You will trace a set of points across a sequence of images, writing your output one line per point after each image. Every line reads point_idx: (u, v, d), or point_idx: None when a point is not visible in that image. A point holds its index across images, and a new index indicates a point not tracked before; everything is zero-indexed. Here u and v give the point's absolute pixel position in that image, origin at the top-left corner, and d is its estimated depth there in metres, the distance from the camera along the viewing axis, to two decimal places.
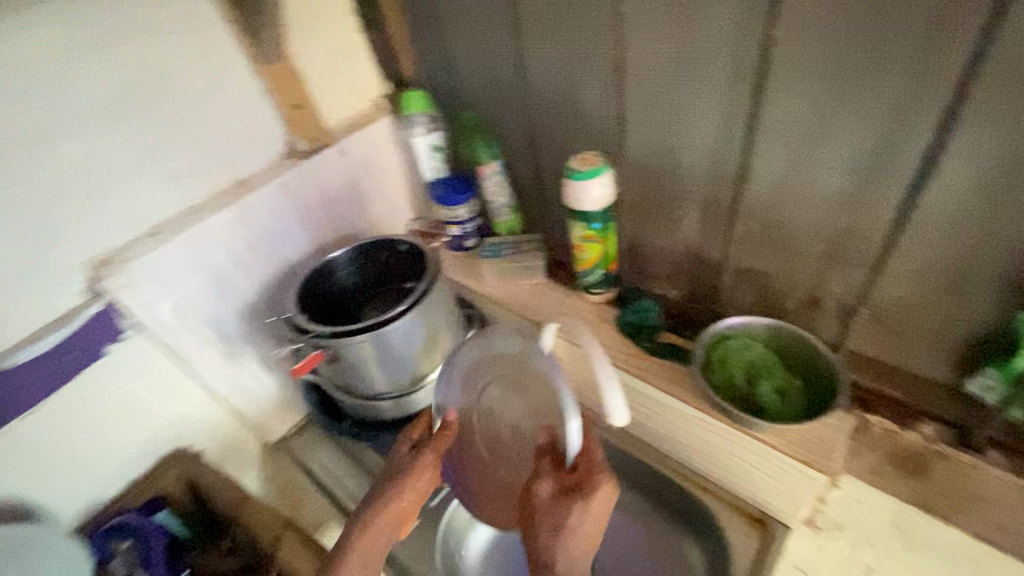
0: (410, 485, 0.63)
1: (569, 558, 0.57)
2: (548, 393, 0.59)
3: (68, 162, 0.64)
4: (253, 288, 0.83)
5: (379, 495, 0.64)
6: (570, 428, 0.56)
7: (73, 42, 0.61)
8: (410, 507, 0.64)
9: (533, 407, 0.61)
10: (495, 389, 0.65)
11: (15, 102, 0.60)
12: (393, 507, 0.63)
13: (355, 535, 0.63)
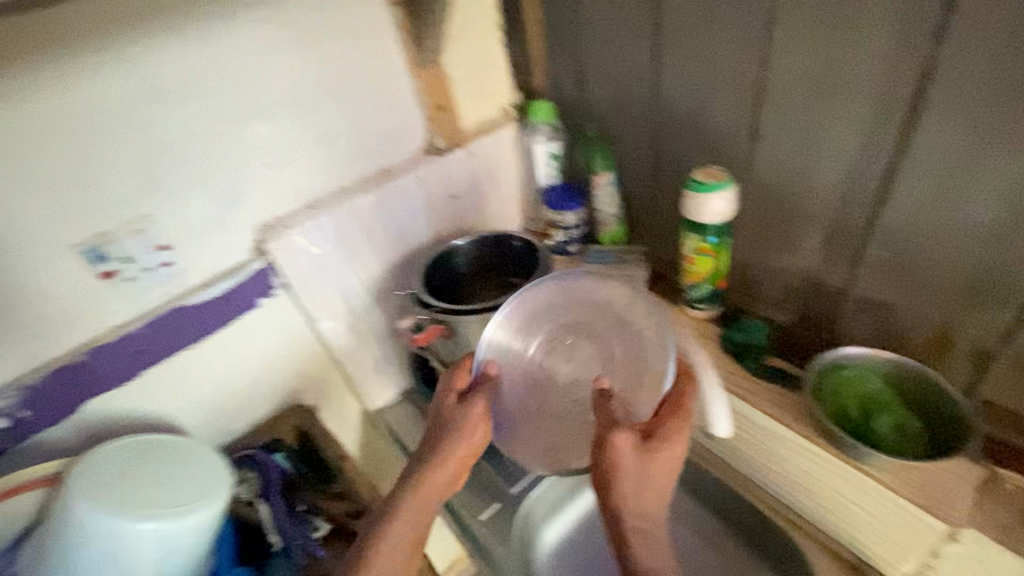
0: (466, 438, 0.66)
1: (645, 502, 0.61)
2: (633, 335, 0.69)
3: (260, 138, 0.76)
4: (380, 267, 0.92)
5: (435, 447, 0.66)
6: (667, 368, 0.65)
7: (283, 39, 0.74)
8: (464, 460, 0.67)
9: (604, 356, 0.71)
10: (559, 341, 0.72)
11: (233, 84, 0.72)
12: (449, 459, 0.66)
13: (412, 483, 0.65)
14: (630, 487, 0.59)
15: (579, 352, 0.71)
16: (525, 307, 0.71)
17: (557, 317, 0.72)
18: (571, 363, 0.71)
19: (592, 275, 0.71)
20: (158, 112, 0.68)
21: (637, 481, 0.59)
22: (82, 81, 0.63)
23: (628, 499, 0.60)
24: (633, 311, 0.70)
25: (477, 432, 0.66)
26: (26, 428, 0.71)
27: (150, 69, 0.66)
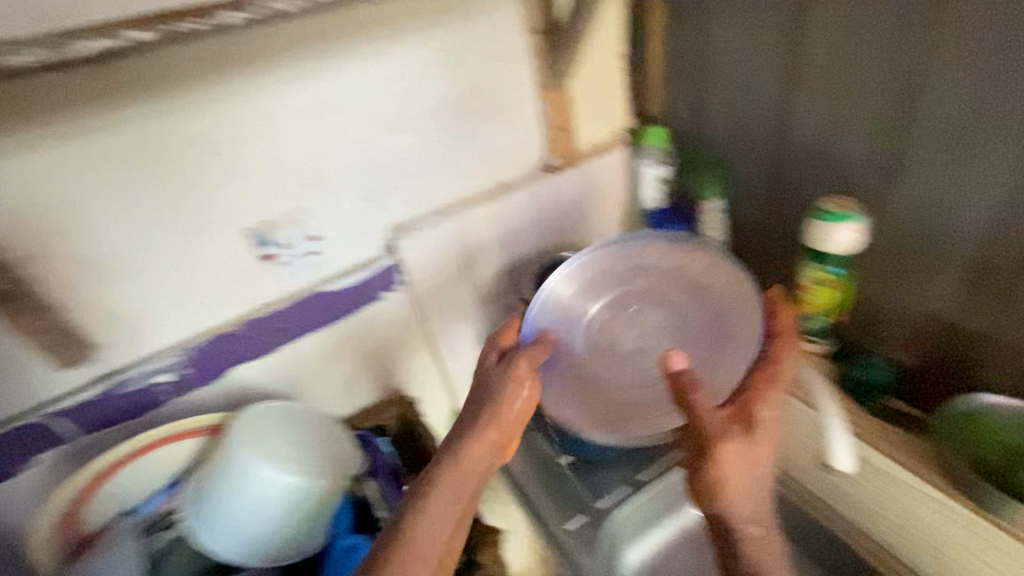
0: (513, 401, 0.68)
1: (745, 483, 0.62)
2: (701, 300, 0.77)
3: (404, 148, 0.83)
4: (489, 273, 0.98)
5: (479, 414, 0.68)
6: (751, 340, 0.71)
7: (438, 61, 0.80)
8: (512, 424, 0.69)
9: (675, 322, 0.76)
10: (626, 301, 0.77)
11: (391, 99, 0.79)
12: (495, 423, 0.68)
13: (457, 450, 0.67)
14: (741, 487, 0.61)
15: (643, 321, 0.77)
16: (594, 268, 0.79)
17: (622, 280, 0.79)
18: (636, 331, 0.76)
19: (665, 242, 0.80)
20: (328, 121, 0.76)
21: (743, 473, 0.61)
22: (272, 92, 0.71)
23: (740, 504, 0.62)
24: (704, 275, 0.77)
25: (519, 396, 0.68)
26: (189, 384, 0.81)
27: (325, 83, 0.74)
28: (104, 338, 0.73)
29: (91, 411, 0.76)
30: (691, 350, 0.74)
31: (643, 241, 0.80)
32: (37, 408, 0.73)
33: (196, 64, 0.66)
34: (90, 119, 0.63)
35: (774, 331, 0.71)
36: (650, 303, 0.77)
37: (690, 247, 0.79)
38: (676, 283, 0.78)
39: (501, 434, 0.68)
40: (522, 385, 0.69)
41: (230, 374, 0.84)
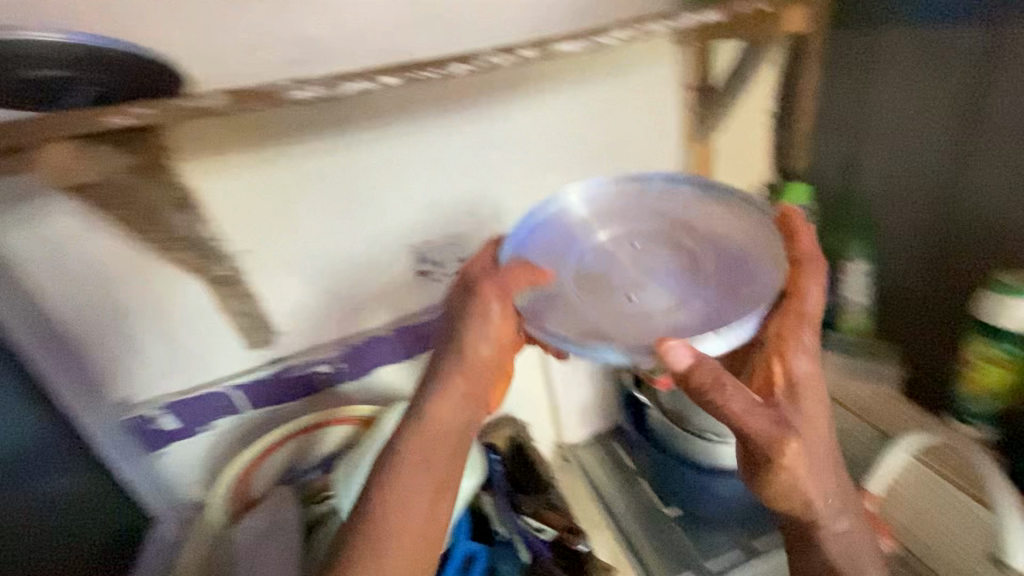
0: (485, 337, 0.63)
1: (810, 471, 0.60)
2: (718, 243, 0.67)
3: (550, 185, 0.90)
4: None
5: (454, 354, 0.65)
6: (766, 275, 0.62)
7: (593, 108, 0.86)
8: (489, 364, 0.65)
9: (690, 262, 0.66)
10: (633, 235, 0.69)
11: (547, 141, 0.86)
12: (474, 365, 0.65)
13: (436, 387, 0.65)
14: (806, 466, 0.58)
15: (649, 262, 0.66)
16: (605, 196, 0.72)
17: (632, 213, 0.71)
18: (642, 271, 0.65)
19: (685, 181, 0.72)
20: (491, 157, 0.85)
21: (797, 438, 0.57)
22: (450, 132, 0.81)
23: (809, 488, 0.59)
24: (721, 216, 0.69)
25: (482, 345, 0.64)
26: (341, 377, 0.91)
27: (495, 125, 0.83)
28: (282, 328, 0.85)
29: (263, 388, 0.87)
30: (705, 296, 0.63)
31: (656, 182, 0.72)
32: (222, 378, 0.85)
33: (395, 106, 0.77)
34: (305, 142, 0.75)
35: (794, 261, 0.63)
36: (659, 246, 0.68)
37: (716, 193, 0.70)
38: (691, 226, 0.69)
39: (468, 390, 0.66)
40: (484, 329, 0.63)
41: (375, 373, 0.93)
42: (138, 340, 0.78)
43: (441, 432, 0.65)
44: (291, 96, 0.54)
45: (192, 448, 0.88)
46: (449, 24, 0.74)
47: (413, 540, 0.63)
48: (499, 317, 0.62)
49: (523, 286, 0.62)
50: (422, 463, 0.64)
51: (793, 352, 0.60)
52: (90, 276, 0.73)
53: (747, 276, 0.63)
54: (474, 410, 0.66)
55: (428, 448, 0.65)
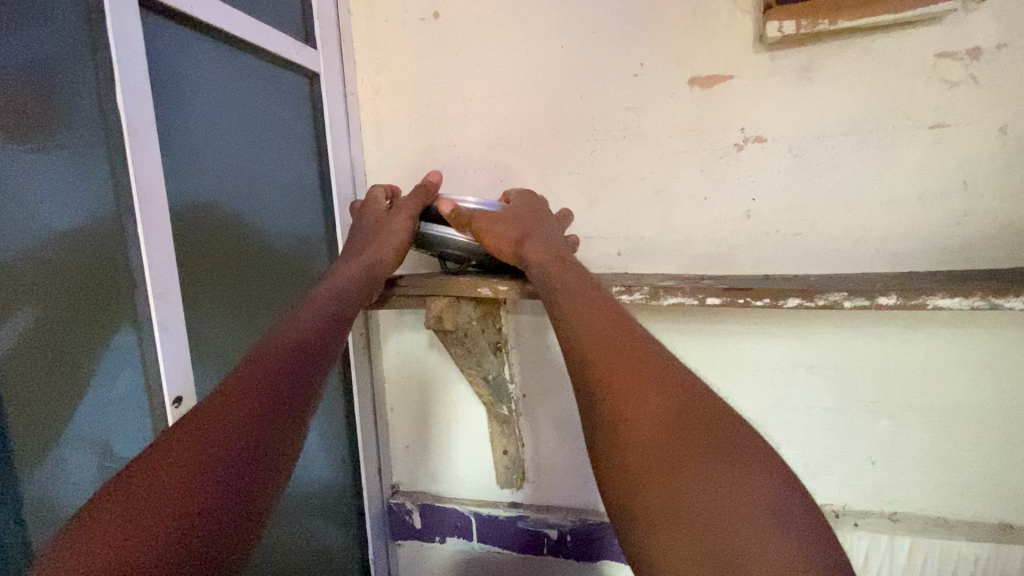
0: (393, 218, 0.68)
1: (638, 392, 0.41)
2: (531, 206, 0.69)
3: (873, 433, 0.73)
4: None
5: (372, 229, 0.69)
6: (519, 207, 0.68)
7: (960, 362, 0.68)
8: (394, 240, 0.67)
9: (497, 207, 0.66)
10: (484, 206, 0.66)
11: (882, 385, 0.71)
12: (381, 233, 0.67)
13: (356, 253, 0.66)
14: (633, 399, 0.41)
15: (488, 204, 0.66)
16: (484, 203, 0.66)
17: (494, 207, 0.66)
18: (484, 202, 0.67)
19: (522, 204, 0.69)
20: (797, 378, 0.74)
21: (511, 223, 0.65)
22: (760, 346, 0.74)
23: (684, 425, 0.39)
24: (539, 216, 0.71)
25: (376, 246, 0.66)
26: (566, 552, 0.87)
27: (820, 353, 0.72)
28: (528, 476, 0.89)
29: (494, 525, 0.90)
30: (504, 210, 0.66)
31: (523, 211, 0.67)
32: (468, 502, 0.92)
33: (709, 312, 0.75)
34: None
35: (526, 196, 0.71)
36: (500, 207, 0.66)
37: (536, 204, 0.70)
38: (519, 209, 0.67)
39: (329, 308, 0.58)
40: (397, 236, 0.66)
41: (600, 563, 0.86)
42: (423, 439, 0.93)
43: (293, 340, 0.51)
44: (622, 298, 0.62)
45: (424, 550, 0.96)
46: (788, 243, 0.73)
47: (194, 474, 0.36)
48: (394, 211, 0.69)
49: (416, 194, 0.71)
50: (252, 369, 0.46)
51: (518, 222, 0.65)
52: (418, 380, 0.91)
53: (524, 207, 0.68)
54: (337, 341, 0.56)
55: (274, 357, 0.48)
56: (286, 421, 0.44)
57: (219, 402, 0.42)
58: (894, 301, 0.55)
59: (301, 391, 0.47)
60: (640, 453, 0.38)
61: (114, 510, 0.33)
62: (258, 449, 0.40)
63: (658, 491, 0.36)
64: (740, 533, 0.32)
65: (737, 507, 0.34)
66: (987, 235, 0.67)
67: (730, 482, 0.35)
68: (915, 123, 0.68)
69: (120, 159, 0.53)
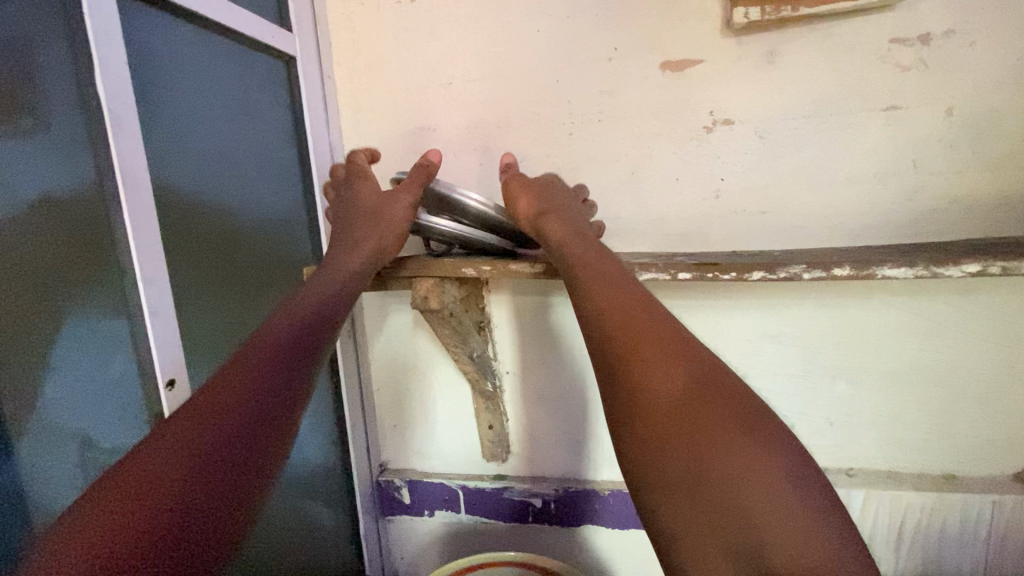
0: (393, 201, 0.69)
1: (658, 368, 0.45)
2: (549, 188, 0.71)
3: (831, 396, 0.78)
4: (892, 568, 0.79)
5: (372, 212, 0.70)
6: (546, 193, 0.69)
7: (910, 328, 0.74)
8: (393, 225, 0.68)
9: (526, 188, 0.70)
10: (512, 185, 0.71)
11: (839, 352, 0.77)
12: (381, 218, 0.69)
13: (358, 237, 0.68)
14: (660, 376, 0.45)
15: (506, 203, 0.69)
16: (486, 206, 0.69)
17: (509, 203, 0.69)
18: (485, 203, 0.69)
19: (546, 188, 0.70)
20: (763, 347, 0.79)
21: (538, 193, 0.69)
22: (729, 318, 0.79)
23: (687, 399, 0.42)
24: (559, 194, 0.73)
25: (375, 233, 0.68)
26: (549, 518, 0.92)
27: (784, 323, 0.77)
28: (513, 449, 0.93)
29: (480, 498, 0.94)
30: (526, 189, 0.70)
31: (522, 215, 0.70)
32: (455, 477, 0.95)
33: (684, 287, 0.79)
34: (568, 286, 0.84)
35: (554, 182, 0.72)
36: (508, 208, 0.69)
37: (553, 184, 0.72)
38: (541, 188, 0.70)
39: (330, 297, 0.60)
40: (397, 225, 0.68)
41: (582, 528, 0.91)
42: (412, 420, 0.96)
43: (290, 324, 0.53)
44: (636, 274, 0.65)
45: (413, 526, 1.00)
46: (755, 221, 0.78)
47: (198, 451, 0.39)
48: (393, 193, 0.70)
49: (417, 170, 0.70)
50: (253, 353, 0.48)
51: (550, 204, 0.68)
52: (405, 360, 0.93)
53: (543, 183, 0.71)
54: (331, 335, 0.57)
55: (275, 341, 0.51)
56: (282, 406, 0.46)
57: (221, 383, 0.45)
58: (847, 272, 0.60)
59: (298, 376, 0.49)
60: (653, 428, 0.42)
61: (121, 484, 0.36)
62: (258, 430, 0.43)
63: (666, 464, 0.41)
64: (738, 499, 0.36)
65: (734, 477, 0.37)
66: (934, 210, 0.72)
67: (728, 453, 0.38)
68: (871, 106, 0.72)
69: (100, 140, 0.53)
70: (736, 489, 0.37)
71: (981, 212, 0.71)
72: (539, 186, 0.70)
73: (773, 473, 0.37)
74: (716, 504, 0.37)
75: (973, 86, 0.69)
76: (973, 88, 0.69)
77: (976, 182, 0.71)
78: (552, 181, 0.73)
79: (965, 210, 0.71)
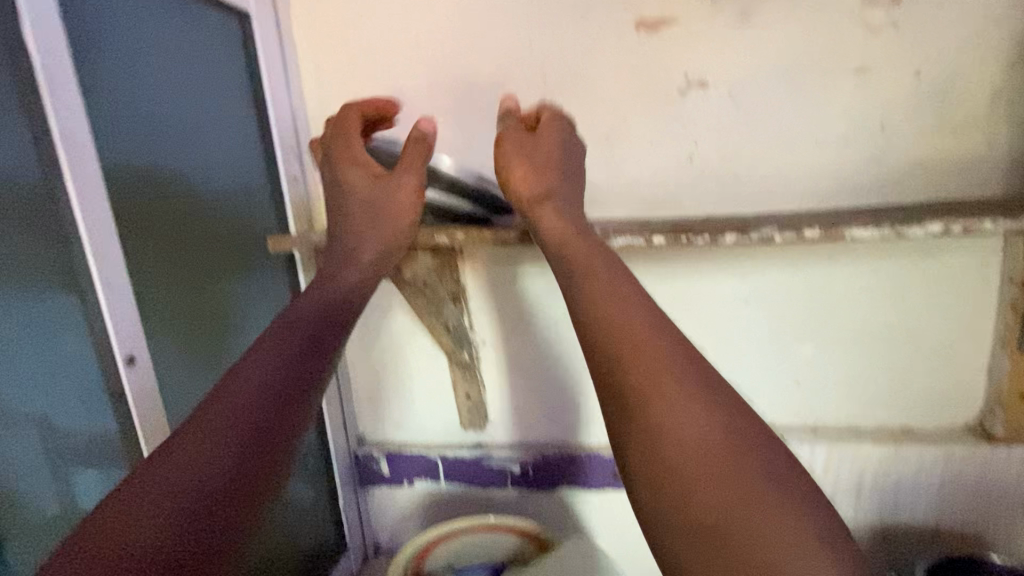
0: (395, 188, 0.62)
1: (654, 355, 0.44)
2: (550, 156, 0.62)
3: (798, 357, 0.81)
4: (851, 517, 0.84)
5: (371, 200, 0.62)
6: (544, 166, 0.61)
7: (874, 289, 0.76)
8: (399, 216, 0.62)
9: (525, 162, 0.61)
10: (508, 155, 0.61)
11: (807, 314, 0.79)
12: (384, 207, 0.62)
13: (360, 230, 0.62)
14: (644, 359, 0.44)
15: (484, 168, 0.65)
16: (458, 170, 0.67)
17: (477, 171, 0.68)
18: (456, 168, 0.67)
19: (548, 159, 0.61)
20: (734, 311, 0.80)
21: (534, 166, 0.60)
22: (702, 283, 0.80)
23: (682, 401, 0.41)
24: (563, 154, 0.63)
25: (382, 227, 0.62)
26: (528, 482, 0.93)
27: (755, 287, 0.79)
28: (491, 419, 0.93)
29: (460, 467, 0.94)
30: (525, 165, 0.61)
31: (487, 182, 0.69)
32: (434, 447, 0.96)
33: (658, 254, 0.80)
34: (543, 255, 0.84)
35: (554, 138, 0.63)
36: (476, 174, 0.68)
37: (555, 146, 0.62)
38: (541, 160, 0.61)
39: (330, 303, 0.56)
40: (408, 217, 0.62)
41: (560, 492, 0.93)
42: (388, 393, 0.95)
43: (287, 339, 0.50)
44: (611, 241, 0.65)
45: (393, 496, 1.00)
46: (728, 186, 0.78)
47: (179, 497, 0.38)
48: (394, 179, 0.62)
49: (414, 148, 0.62)
50: (246, 378, 0.46)
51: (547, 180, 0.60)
52: (379, 333, 0.92)
53: (543, 153, 0.62)
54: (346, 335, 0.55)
55: (270, 362, 0.48)
56: (275, 437, 0.44)
57: (212, 415, 0.43)
58: (817, 233, 0.60)
59: (294, 400, 0.47)
60: (665, 437, 0.40)
61: (100, 535, 0.35)
62: (245, 469, 0.41)
63: (673, 477, 0.39)
64: (744, 529, 0.35)
65: (744, 507, 0.36)
66: (900, 174, 0.74)
67: (741, 481, 0.37)
68: (843, 68, 0.72)
69: (33, 98, 0.49)
70: (743, 516, 0.36)
71: (943, 175, 0.73)
72: (536, 154, 0.61)
73: (784, 508, 0.36)
74: (720, 533, 0.36)
75: (942, 48, 0.69)
76: (941, 50, 0.69)
77: (940, 145, 0.72)
78: (548, 135, 0.63)
79: (929, 173, 0.73)
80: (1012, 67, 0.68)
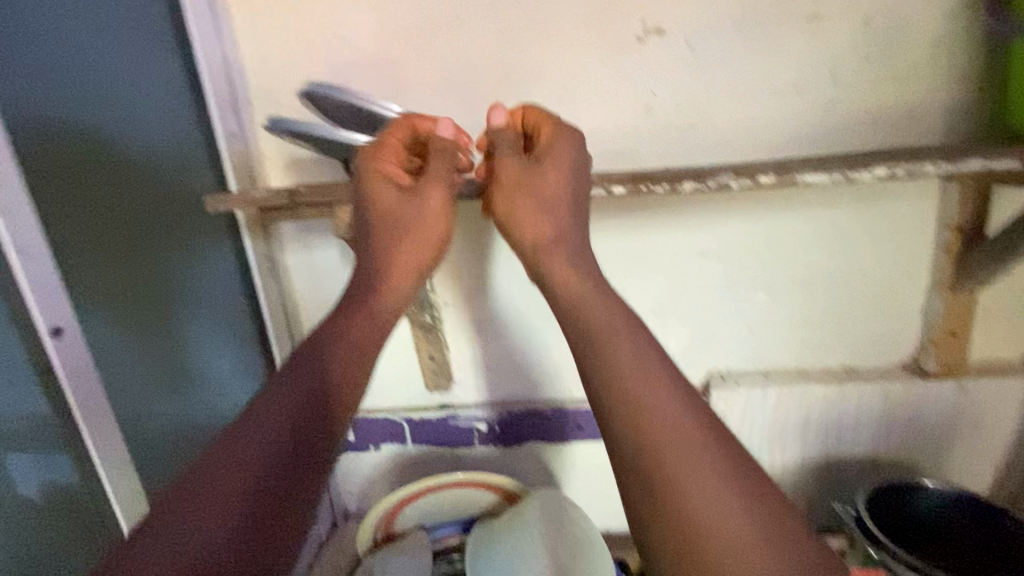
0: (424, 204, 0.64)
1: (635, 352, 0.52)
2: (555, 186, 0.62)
3: (751, 304, 0.83)
4: (799, 452, 0.89)
5: (398, 216, 0.64)
6: (548, 197, 0.62)
7: (822, 236, 0.79)
8: (428, 232, 0.65)
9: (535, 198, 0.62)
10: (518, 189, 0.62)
11: (761, 263, 0.81)
12: (412, 225, 0.64)
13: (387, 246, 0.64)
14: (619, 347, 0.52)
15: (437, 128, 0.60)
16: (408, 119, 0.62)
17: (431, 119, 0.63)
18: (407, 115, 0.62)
19: (554, 191, 0.62)
20: (691, 262, 0.81)
21: (540, 202, 0.62)
22: (660, 236, 0.80)
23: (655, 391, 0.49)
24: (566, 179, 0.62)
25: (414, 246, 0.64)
26: (496, 439, 0.94)
27: (711, 237, 0.80)
28: (456, 378, 0.93)
29: (427, 428, 0.94)
30: (536, 201, 0.62)
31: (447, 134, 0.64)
32: (400, 410, 0.95)
33: (618, 207, 0.79)
34: None
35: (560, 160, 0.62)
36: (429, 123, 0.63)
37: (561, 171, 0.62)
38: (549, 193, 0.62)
39: (335, 348, 0.57)
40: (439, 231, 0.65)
41: (527, 447, 0.95)
42: None
43: (296, 397, 0.53)
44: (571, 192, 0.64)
45: (358, 461, 0.99)
46: (684, 137, 0.77)
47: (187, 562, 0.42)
48: (422, 194, 0.64)
49: (442, 158, 0.64)
50: (255, 441, 0.49)
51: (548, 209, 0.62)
52: None
53: (548, 181, 0.62)
54: (344, 416, 0.55)
55: (277, 422, 0.51)
56: (277, 505, 0.48)
57: (224, 477, 0.47)
58: (771, 179, 0.61)
59: (300, 465, 0.50)
60: (665, 457, 0.46)
61: None
62: (247, 534, 0.45)
63: (670, 500, 0.44)
64: (726, 551, 0.41)
65: (729, 535, 0.42)
66: (849, 122, 0.75)
67: (724, 513, 0.43)
68: (797, 14, 0.71)
69: None
70: (723, 533, 0.42)
71: (888, 123, 0.75)
72: (541, 182, 0.62)
73: (759, 536, 0.42)
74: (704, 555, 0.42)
75: None
76: None
77: (887, 93, 0.74)
78: (550, 156, 0.62)
79: (875, 122, 0.75)
80: (954, 15, 0.70)
